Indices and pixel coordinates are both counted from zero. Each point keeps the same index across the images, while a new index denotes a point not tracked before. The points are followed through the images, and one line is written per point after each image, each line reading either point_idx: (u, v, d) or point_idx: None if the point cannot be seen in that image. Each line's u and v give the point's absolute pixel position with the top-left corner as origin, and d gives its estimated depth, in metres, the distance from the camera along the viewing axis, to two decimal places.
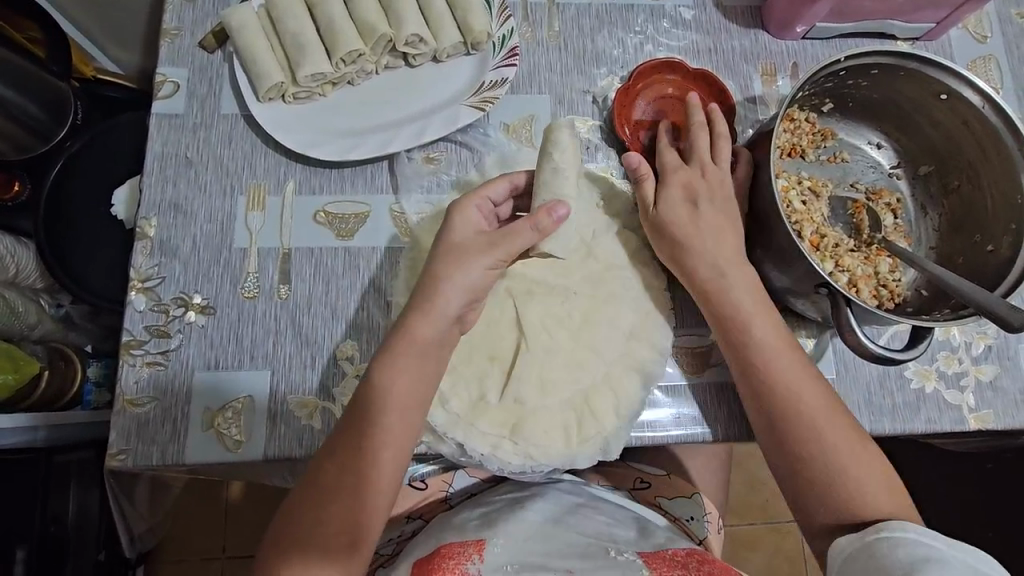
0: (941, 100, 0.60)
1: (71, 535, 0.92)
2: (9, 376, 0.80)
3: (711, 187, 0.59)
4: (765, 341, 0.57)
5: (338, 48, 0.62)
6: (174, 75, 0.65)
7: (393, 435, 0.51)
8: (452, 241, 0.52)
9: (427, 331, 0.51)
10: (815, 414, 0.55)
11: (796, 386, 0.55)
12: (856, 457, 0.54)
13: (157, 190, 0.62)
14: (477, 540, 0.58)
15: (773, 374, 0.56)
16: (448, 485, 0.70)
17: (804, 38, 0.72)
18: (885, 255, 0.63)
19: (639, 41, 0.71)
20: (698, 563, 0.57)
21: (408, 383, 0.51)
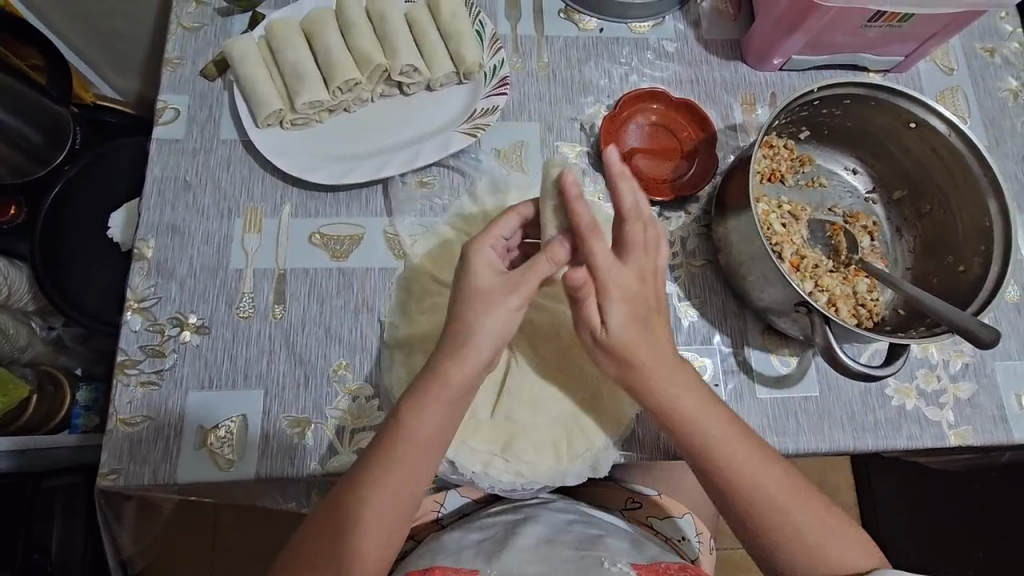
0: (910, 128, 0.63)
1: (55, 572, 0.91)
2: None
3: (640, 287, 0.52)
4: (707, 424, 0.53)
5: (335, 77, 0.65)
6: (175, 102, 0.67)
7: (412, 474, 0.51)
8: (478, 287, 0.50)
9: (460, 373, 0.50)
10: (754, 472, 0.52)
11: (743, 458, 0.52)
12: (815, 522, 0.52)
13: (156, 212, 0.63)
14: (472, 569, 0.59)
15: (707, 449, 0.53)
16: (439, 505, 0.70)
17: (781, 69, 0.75)
18: (863, 276, 0.65)
19: (624, 72, 0.74)
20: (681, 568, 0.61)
21: (434, 423, 0.51)
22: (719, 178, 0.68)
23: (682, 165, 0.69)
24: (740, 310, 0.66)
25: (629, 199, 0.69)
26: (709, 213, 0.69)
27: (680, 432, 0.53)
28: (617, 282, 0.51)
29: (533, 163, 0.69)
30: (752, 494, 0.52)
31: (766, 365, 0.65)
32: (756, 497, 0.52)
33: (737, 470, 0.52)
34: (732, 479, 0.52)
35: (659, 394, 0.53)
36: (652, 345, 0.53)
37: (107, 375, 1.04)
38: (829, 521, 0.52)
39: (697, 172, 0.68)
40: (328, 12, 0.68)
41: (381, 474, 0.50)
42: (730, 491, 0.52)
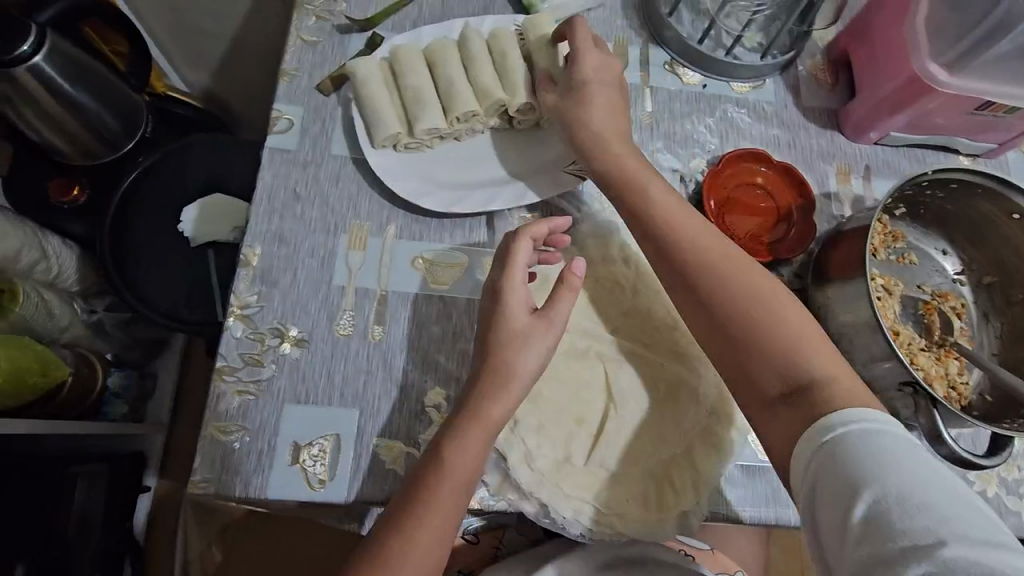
0: (1013, 219, 0.64)
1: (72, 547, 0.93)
2: (38, 377, 0.82)
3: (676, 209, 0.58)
4: (716, 256, 0.54)
5: (455, 107, 0.66)
6: (290, 112, 0.68)
7: (446, 503, 0.49)
8: (514, 328, 0.54)
9: (499, 411, 0.52)
10: (740, 281, 0.53)
11: (809, 346, 0.49)
12: (793, 326, 0.50)
13: (265, 219, 0.64)
14: None
15: (708, 267, 0.54)
16: (500, 541, 0.70)
17: (877, 143, 0.77)
18: (954, 357, 0.65)
19: (724, 128, 0.76)
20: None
21: (471, 457, 0.51)
22: (817, 246, 0.69)
23: (780, 228, 0.70)
24: None
25: None
26: (802, 278, 0.69)
27: (686, 265, 0.55)
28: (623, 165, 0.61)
29: None
30: (811, 375, 0.47)
31: None
32: (727, 283, 0.53)
33: (725, 280, 0.53)
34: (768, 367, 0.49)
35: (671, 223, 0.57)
36: (692, 233, 0.56)
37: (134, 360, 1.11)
38: (794, 317, 0.51)
39: (795, 236, 0.69)
40: (451, 43, 0.69)
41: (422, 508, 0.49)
42: (715, 285, 0.53)
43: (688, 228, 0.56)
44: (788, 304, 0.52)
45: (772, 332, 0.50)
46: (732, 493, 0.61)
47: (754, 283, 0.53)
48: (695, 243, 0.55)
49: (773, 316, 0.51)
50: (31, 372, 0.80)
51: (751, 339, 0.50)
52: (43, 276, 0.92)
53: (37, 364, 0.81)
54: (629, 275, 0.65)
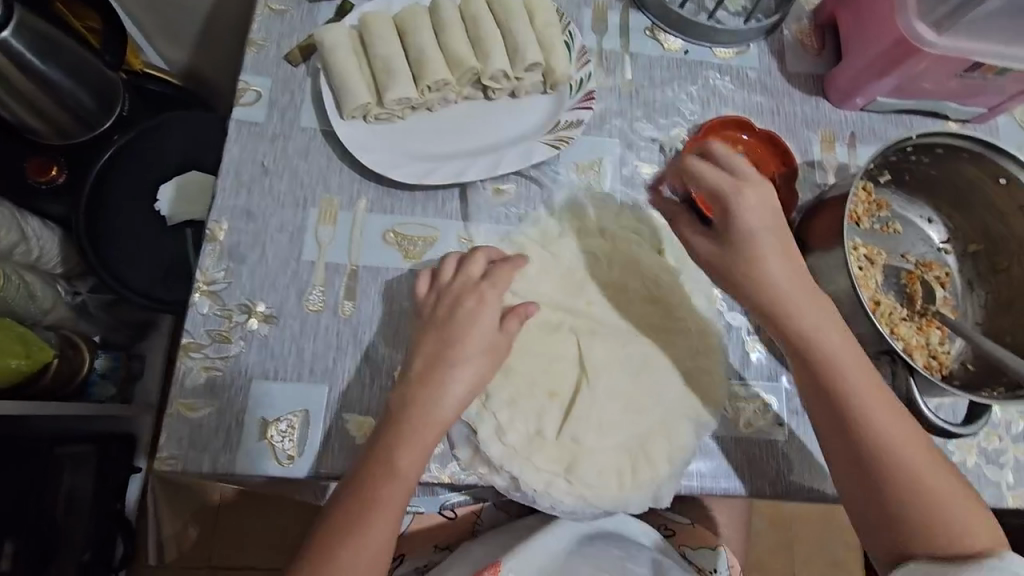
0: (999, 184, 0.63)
1: (58, 534, 0.94)
2: (22, 361, 0.81)
3: (792, 272, 0.54)
4: (846, 357, 0.52)
5: (425, 76, 0.63)
6: (258, 83, 0.66)
7: (393, 502, 0.50)
8: (473, 337, 0.55)
9: (446, 410, 0.53)
10: (888, 423, 0.51)
11: (895, 426, 0.51)
12: (913, 462, 0.50)
13: (231, 194, 0.62)
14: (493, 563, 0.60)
15: (857, 402, 0.51)
16: (477, 516, 0.70)
17: (863, 109, 0.75)
18: (936, 327, 0.64)
19: (706, 96, 0.74)
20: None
21: (414, 455, 0.51)
22: (799, 215, 0.67)
23: None
24: None
25: None
26: None
27: (818, 371, 0.52)
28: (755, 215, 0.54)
29: (610, 181, 0.68)
30: (904, 466, 0.50)
31: None
32: (870, 427, 0.51)
33: (887, 425, 0.51)
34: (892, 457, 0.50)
35: (784, 297, 0.53)
36: (783, 303, 0.53)
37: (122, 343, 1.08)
38: (920, 447, 0.51)
39: (776, 206, 0.68)
40: (421, 8, 0.67)
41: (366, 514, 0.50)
42: (857, 418, 0.51)
43: (812, 315, 0.53)
44: (774, 253, 0.54)
45: (890, 467, 0.50)
46: (707, 465, 0.60)
47: (846, 369, 0.52)
48: (837, 357, 0.52)
49: (898, 445, 0.51)
50: (14, 357, 0.79)
51: (892, 494, 0.50)
52: (24, 258, 0.91)
53: (19, 348, 0.80)
54: (602, 247, 0.64)
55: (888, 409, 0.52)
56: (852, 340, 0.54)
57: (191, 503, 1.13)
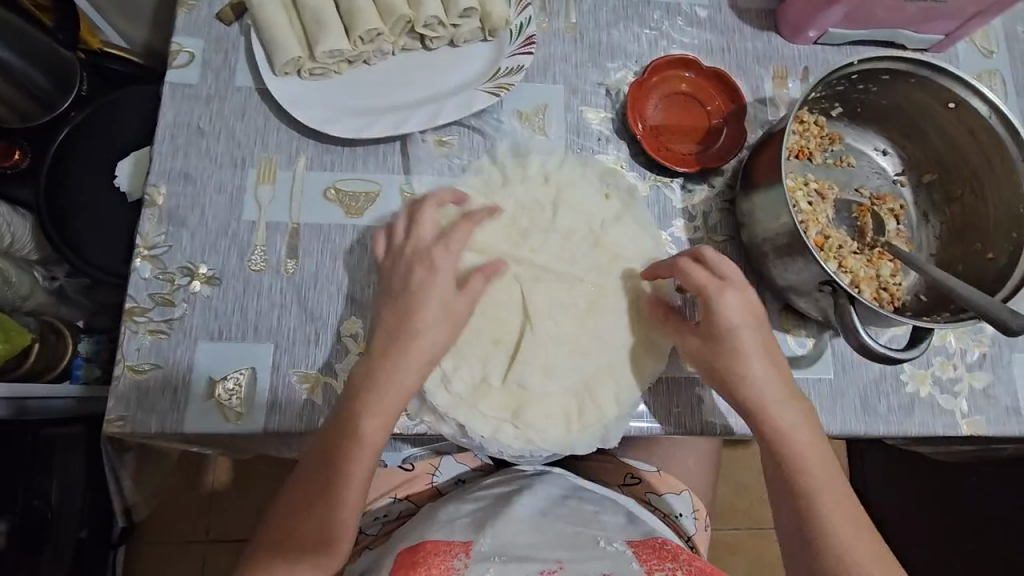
0: (949, 108, 0.61)
1: (53, 518, 0.91)
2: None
3: (745, 306, 0.55)
4: (772, 397, 0.55)
5: (357, 26, 0.62)
6: (190, 44, 0.65)
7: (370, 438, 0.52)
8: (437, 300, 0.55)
9: (425, 350, 0.54)
10: (808, 452, 0.54)
11: (795, 433, 0.55)
12: (824, 485, 0.54)
13: (168, 158, 0.62)
14: (466, 540, 0.55)
15: (785, 439, 0.55)
16: (434, 469, 0.70)
17: (816, 43, 0.73)
18: (887, 259, 0.64)
19: (654, 37, 0.72)
20: (688, 558, 0.56)
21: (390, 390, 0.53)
22: (747, 153, 0.66)
23: (711, 137, 0.68)
24: (760, 288, 0.65)
25: (651, 169, 0.67)
26: (734, 188, 0.67)
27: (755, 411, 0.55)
28: (735, 309, 0.55)
29: (555, 128, 0.67)
30: (827, 535, 0.52)
31: (781, 344, 0.64)
32: (788, 444, 0.55)
33: (803, 446, 0.54)
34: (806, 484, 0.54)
35: (739, 360, 0.55)
36: (734, 322, 0.55)
37: (106, 329, 1.02)
38: (840, 497, 0.54)
39: (724, 145, 0.66)
40: None
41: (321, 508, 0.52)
42: (779, 434, 0.55)
43: (748, 357, 0.55)
44: (727, 297, 0.55)
45: (806, 489, 0.53)
46: (657, 405, 0.60)
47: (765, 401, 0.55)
48: (768, 413, 0.55)
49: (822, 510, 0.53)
50: None
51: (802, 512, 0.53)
52: None
53: None
54: (544, 195, 0.64)
55: (806, 432, 0.55)
56: (780, 366, 0.57)
57: (192, 475, 1.14)
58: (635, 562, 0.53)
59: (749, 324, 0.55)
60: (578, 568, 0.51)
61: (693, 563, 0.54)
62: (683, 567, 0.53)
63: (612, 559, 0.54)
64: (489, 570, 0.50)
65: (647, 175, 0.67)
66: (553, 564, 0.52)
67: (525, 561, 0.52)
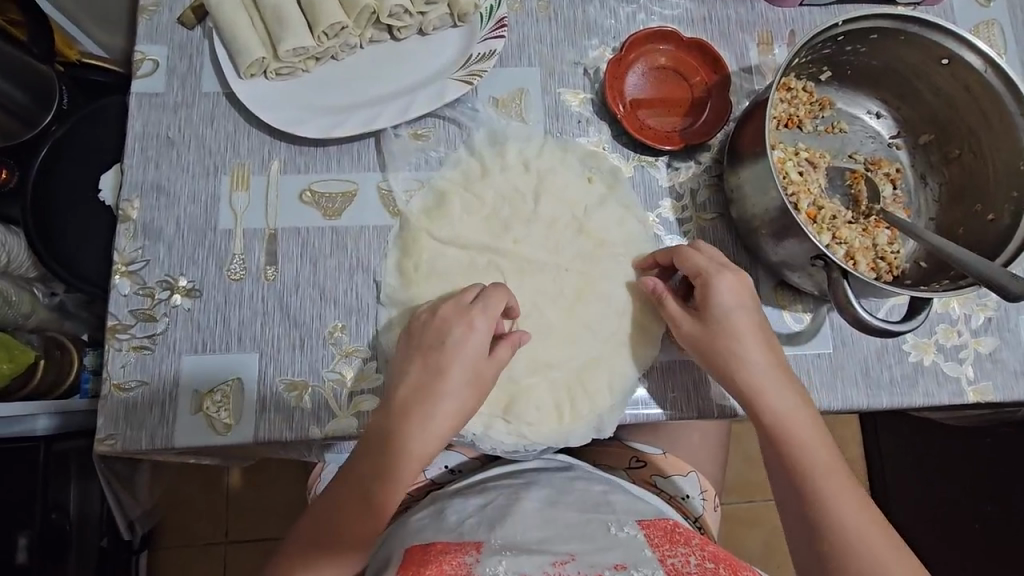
0: (942, 65, 0.58)
1: (74, 530, 0.93)
2: (4, 365, 0.79)
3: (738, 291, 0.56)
4: (779, 392, 0.55)
5: (319, 21, 0.60)
6: (153, 52, 0.63)
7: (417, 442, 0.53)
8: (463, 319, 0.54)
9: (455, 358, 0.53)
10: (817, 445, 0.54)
11: (801, 424, 0.54)
12: (834, 479, 0.53)
13: (139, 171, 0.61)
14: (477, 540, 0.54)
15: (792, 434, 0.54)
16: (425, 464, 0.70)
17: (801, 5, 0.69)
18: (884, 227, 0.61)
19: (632, 11, 0.69)
20: (701, 543, 0.55)
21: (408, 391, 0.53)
22: (733, 125, 0.64)
23: (695, 111, 0.65)
24: (752, 264, 0.63)
25: (635, 148, 0.65)
26: (721, 162, 0.65)
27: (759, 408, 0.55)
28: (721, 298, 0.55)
29: (533, 113, 0.65)
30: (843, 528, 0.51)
31: (778, 322, 0.62)
32: (795, 439, 0.54)
33: (807, 441, 0.54)
34: (809, 479, 0.53)
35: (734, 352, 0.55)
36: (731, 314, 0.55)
37: None
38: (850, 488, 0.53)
39: (709, 119, 0.64)
40: None
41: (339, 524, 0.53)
42: (787, 428, 0.54)
43: (750, 350, 0.55)
44: (721, 288, 0.55)
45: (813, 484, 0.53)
46: (651, 390, 0.59)
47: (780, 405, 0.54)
48: (775, 409, 0.55)
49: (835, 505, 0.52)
50: None
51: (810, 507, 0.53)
52: None
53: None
54: (525, 183, 0.63)
55: (813, 427, 0.55)
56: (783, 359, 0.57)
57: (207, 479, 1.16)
58: (647, 548, 0.52)
59: (747, 319, 0.56)
60: (589, 560, 0.49)
61: (705, 547, 0.53)
62: (695, 552, 0.52)
63: (626, 549, 0.51)
64: (500, 563, 0.49)
65: (631, 155, 0.65)
66: (565, 557, 0.50)
67: (536, 554, 0.50)
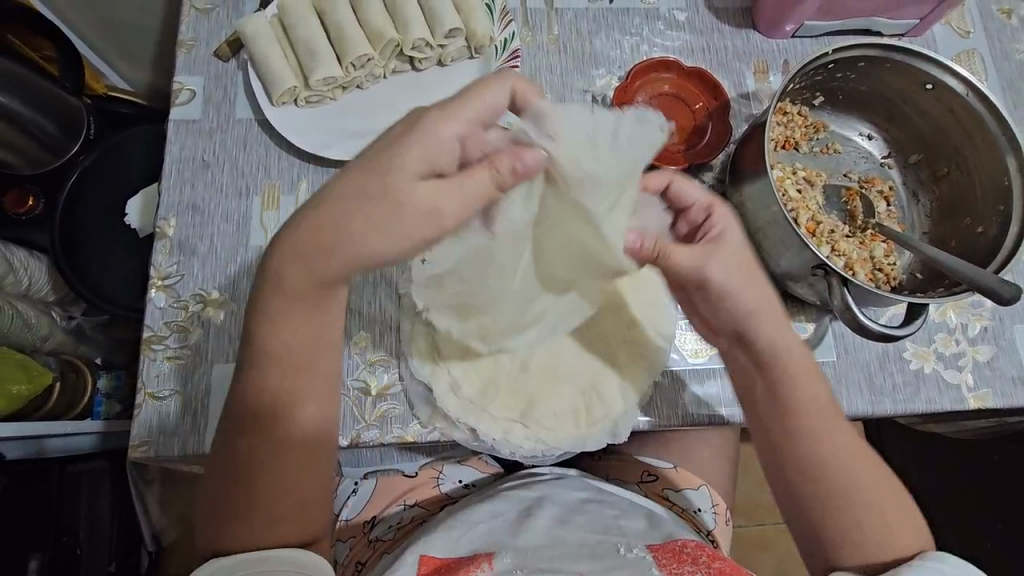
0: (926, 89, 0.63)
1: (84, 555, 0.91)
2: (23, 387, 0.81)
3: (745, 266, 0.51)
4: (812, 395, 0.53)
5: (348, 53, 0.65)
6: (191, 82, 0.68)
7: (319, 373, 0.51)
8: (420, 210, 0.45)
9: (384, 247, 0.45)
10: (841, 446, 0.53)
11: (826, 426, 0.53)
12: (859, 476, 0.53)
13: (175, 192, 0.64)
14: (487, 554, 0.55)
15: (812, 429, 0.53)
16: (438, 474, 0.72)
17: (794, 36, 0.75)
18: (880, 240, 0.65)
19: (635, 43, 0.74)
20: (709, 561, 0.56)
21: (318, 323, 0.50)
22: (734, 145, 0.68)
23: (697, 133, 0.69)
24: None
25: None
26: (723, 181, 0.69)
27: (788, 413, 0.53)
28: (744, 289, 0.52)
29: None
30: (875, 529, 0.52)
31: None
32: (821, 444, 0.53)
33: (831, 444, 0.53)
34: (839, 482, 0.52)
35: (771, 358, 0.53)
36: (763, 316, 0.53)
37: (127, 363, 1.03)
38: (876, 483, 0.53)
39: (711, 140, 0.68)
40: None
41: (249, 503, 0.49)
42: (809, 429, 0.53)
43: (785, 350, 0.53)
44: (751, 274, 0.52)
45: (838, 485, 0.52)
46: (663, 398, 0.62)
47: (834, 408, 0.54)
48: (805, 415, 0.53)
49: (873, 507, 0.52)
50: (15, 382, 0.80)
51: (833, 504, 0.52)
52: (13, 290, 0.91)
53: (17, 374, 0.81)
54: None
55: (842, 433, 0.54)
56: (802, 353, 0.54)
57: None
58: (656, 571, 0.53)
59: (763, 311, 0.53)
60: None
61: (712, 565, 0.55)
62: (702, 571, 0.54)
63: (633, 567, 0.53)
64: None
65: None
66: None
67: (548, 573, 0.51)
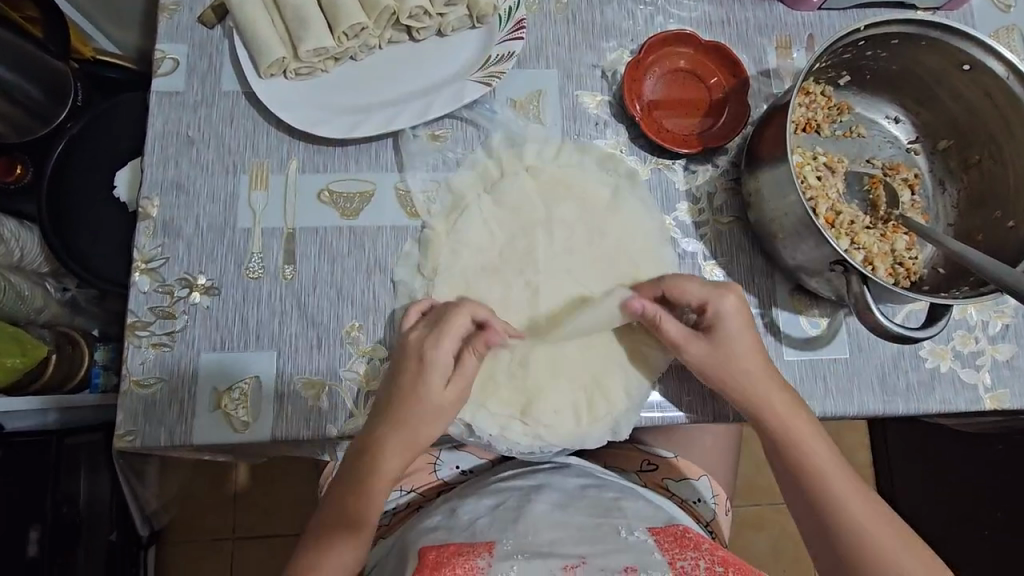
0: (964, 70, 0.58)
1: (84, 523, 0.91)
2: (16, 360, 0.78)
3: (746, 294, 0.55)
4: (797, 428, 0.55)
5: (340, 22, 0.60)
6: (173, 51, 0.64)
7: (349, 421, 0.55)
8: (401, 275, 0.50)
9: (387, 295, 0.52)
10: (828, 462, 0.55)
11: (810, 440, 0.55)
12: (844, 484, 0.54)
13: (159, 169, 0.61)
14: (488, 542, 0.53)
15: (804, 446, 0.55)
16: (435, 462, 0.71)
17: (821, 8, 0.69)
18: (902, 232, 0.61)
19: (650, 13, 0.69)
20: (711, 547, 0.52)
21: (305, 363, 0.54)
22: (752, 127, 0.64)
23: (712, 113, 0.65)
24: (768, 268, 0.63)
25: (652, 152, 0.65)
26: (738, 166, 0.65)
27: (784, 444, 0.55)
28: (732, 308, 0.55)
29: (551, 115, 0.65)
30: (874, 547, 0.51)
31: (794, 327, 0.62)
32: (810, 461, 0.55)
33: (817, 457, 0.55)
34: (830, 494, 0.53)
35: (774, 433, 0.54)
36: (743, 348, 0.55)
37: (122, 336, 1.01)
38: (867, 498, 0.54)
39: (727, 122, 0.64)
40: None
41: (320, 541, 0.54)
42: (803, 458, 0.55)
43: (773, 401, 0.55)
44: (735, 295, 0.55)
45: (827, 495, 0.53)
46: (669, 393, 0.59)
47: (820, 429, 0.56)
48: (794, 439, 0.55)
49: (860, 519, 0.52)
50: (8, 355, 0.77)
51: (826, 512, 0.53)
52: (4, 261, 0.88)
53: (10, 347, 0.78)
54: (538, 190, 0.63)
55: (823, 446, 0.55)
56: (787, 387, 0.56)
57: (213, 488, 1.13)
58: (657, 554, 0.51)
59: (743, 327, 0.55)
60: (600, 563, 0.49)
61: (716, 551, 0.52)
62: (705, 556, 0.51)
63: (636, 552, 0.51)
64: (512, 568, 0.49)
65: (646, 158, 0.65)
66: (575, 559, 0.50)
67: (547, 557, 0.50)
